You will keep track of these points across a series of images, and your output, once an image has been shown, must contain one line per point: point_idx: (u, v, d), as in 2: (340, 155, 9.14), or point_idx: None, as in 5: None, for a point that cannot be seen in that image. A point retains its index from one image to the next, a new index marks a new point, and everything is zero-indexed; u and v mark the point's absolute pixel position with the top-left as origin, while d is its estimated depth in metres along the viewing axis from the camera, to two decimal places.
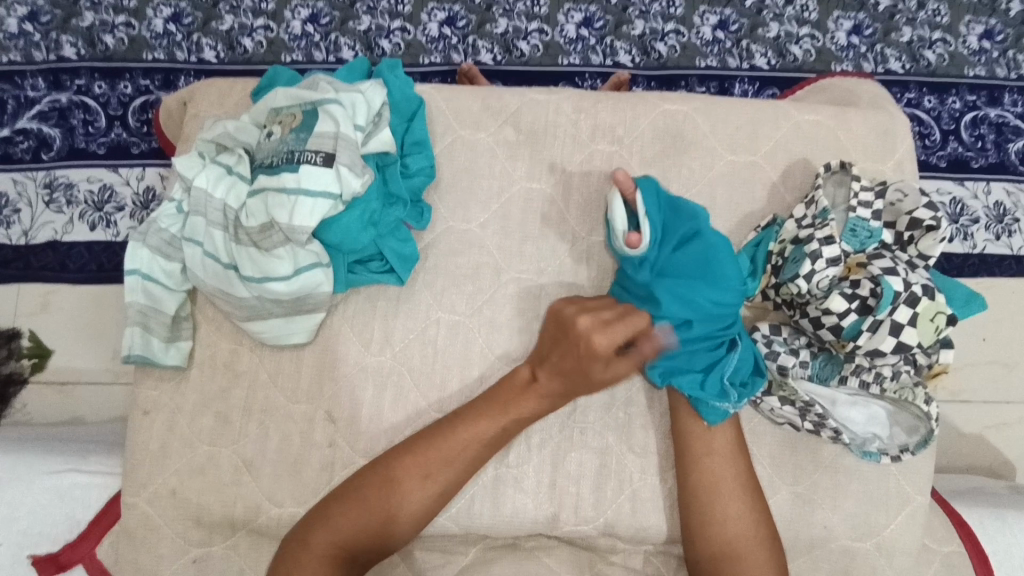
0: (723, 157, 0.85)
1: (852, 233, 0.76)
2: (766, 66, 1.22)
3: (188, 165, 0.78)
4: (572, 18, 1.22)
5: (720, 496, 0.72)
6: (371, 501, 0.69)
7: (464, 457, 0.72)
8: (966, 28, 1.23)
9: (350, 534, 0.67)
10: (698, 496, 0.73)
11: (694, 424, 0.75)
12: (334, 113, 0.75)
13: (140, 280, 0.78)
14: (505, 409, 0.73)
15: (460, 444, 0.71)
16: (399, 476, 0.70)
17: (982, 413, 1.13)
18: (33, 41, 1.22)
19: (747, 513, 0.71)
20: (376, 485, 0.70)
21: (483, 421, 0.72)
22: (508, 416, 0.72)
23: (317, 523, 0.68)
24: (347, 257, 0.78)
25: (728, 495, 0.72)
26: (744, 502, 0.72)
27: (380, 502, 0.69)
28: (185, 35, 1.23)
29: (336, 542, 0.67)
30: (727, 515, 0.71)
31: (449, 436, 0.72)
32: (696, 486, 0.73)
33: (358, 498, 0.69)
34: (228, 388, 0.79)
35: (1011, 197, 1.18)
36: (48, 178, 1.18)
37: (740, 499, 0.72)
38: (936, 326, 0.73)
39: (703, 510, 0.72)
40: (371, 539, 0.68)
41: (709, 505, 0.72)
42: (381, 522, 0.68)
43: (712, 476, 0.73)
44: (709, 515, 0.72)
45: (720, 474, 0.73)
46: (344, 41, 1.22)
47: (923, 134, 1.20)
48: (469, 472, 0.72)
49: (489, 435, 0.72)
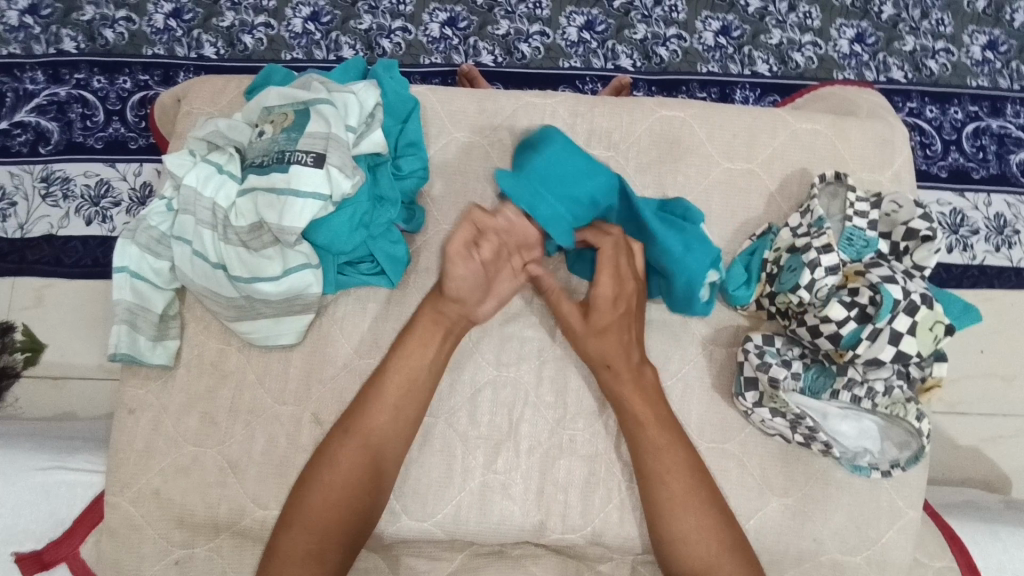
0: (720, 165, 0.84)
1: (848, 242, 0.76)
2: (767, 73, 1.21)
3: (179, 163, 0.77)
4: (574, 21, 1.22)
5: (669, 515, 0.72)
6: (330, 484, 0.70)
7: (393, 407, 0.73)
8: (969, 38, 1.23)
9: (318, 523, 0.69)
10: (655, 515, 0.73)
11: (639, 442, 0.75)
12: (326, 113, 0.74)
13: (129, 278, 0.77)
14: (394, 361, 0.75)
15: (387, 395, 0.73)
16: (343, 453, 0.71)
17: (978, 425, 1.12)
18: (33, 35, 1.22)
19: (698, 530, 0.71)
20: (327, 467, 0.71)
21: (400, 368, 0.74)
22: (396, 372, 0.74)
23: (286, 521, 0.70)
24: (336, 259, 0.78)
25: (678, 514, 0.72)
26: (693, 519, 0.71)
27: (335, 483, 0.70)
28: (186, 31, 1.22)
29: (311, 535, 0.68)
30: (680, 533, 0.71)
31: (378, 396, 0.73)
32: (650, 506, 0.73)
33: (317, 487, 0.70)
34: (215, 388, 0.78)
35: (1010, 209, 1.17)
36: (45, 172, 1.18)
37: (686, 516, 0.71)
38: (935, 336, 0.72)
39: (657, 529, 0.72)
40: (343, 527, 0.69)
41: (662, 522, 0.72)
42: (347, 501, 0.70)
43: (667, 492, 0.72)
44: (671, 533, 0.71)
45: (666, 492, 0.72)
46: (344, 40, 1.22)
47: (924, 144, 1.19)
48: (410, 419, 0.74)
49: (415, 368, 0.75)
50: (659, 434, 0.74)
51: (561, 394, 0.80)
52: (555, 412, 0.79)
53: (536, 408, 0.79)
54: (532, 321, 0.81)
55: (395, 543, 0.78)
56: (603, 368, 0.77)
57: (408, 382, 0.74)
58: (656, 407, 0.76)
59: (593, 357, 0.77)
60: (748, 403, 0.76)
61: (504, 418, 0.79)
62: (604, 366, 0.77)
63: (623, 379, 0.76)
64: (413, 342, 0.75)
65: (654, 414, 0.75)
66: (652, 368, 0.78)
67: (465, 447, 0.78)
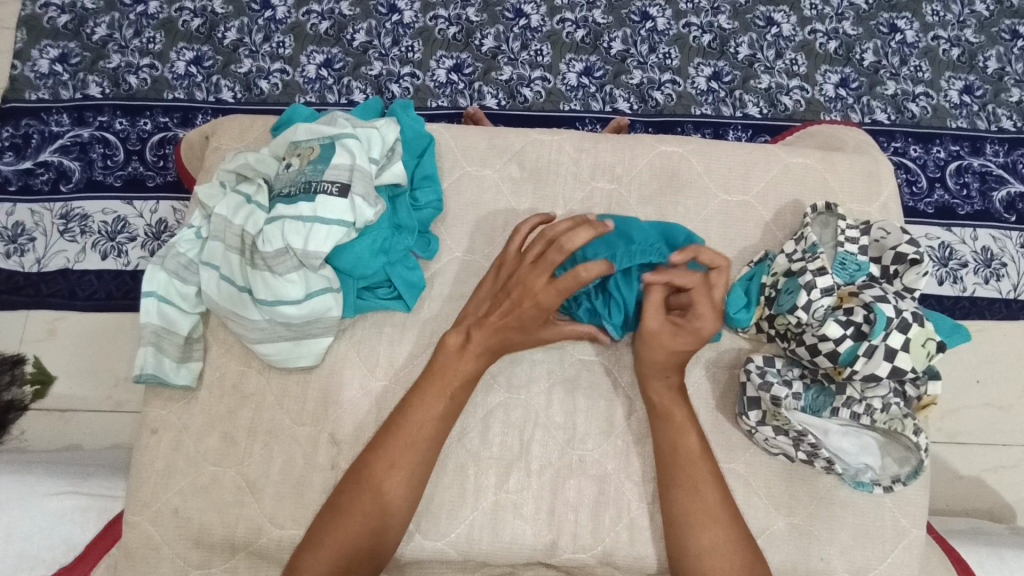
0: (717, 197, 0.89)
1: (841, 266, 0.81)
2: (757, 115, 1.28)
3: (210, 194, 0.83)
4: (574, 68, 1.30)
5: (696, 526, 0.73)
6: (360, 514, 0.71)
7: (426, 440, 0.74)
8: (947, 83, 1.31)
9: (342, 552, 0.69)
10: (676, 526, 0.74)
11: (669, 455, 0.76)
12: (351, 147, 0.79)
13: (156, 302, 0.80)
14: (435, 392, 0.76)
15: (420, 431, 0.74)
16: (373, 487, 0.72)
17: (978, 454, 1.14)
18: (61, 81, 1.28)
19: (724, 544, 0.72)
20: (357, 494, 0.72)
21: (432, 401, 0.76)
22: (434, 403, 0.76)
23: (311, 545, 0.70)
24: (356, 283, 0.81)
25: (704, 527, 0.73)
26: (720, 533, 0.73)
27: (364, 509, 0.71)
28: (205, 76, 1.29)
29: (333, 562, 0.69)
30: (704, 548, 0.72)
31: (412, 430, 0.74)
32: (675, 514, 0.74)
33: (341, 516, 0.71)
34: (235, 409, 0.80)
35: (996, 243, 1.23)
36: (65, 210, 1.22)
37: (712, 529, 0.73)
38: (928, 352, 0.76)
39: (678, 541, 0.74)
40: (368, 551, 0.70)
41: (685, 534, 0.73)
42: (358, 529, 0.70)
43: (685, 506, 0.74)
44: (683, 546, 0.73)
45: (693, 504, 0.74)
46: (356, 84, 1.29)
47: (910, 181, 1.25)
48: (433, 451, 0.75)
49: (449, 403, 0.76)
50: (692, 449, 0.76)
51: (571, 415, 0.82)
52: (565, 433, 0.81)
53: (546, 429, 0.81)
54: (541, 345, 0.85)
55: (408, 565, 0.79)
56: (659, 378, 0.78)
57: (435, 417, 0.75)
58: (690, 418, 0.78)
59: (652, 366, 0.78)
60: (752, 422, 0.79)
61: (515, 439, 0.81)
62: (661, 376, 0.78)
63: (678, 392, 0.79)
64: (447, 376, 0.77)
65: (693, 427, 0.77)
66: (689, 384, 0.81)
67: (478, 467, 0.80)
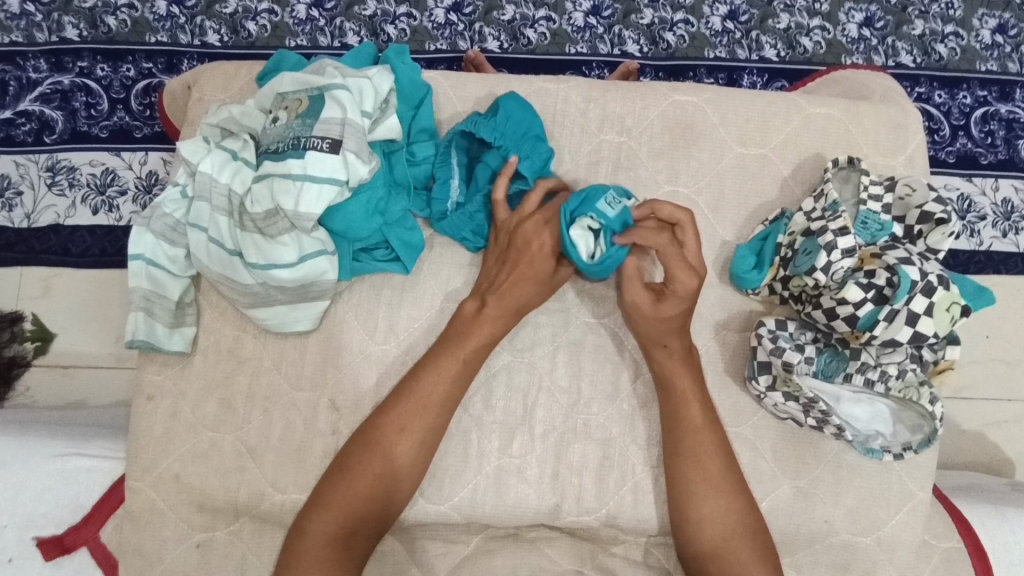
0: (733, 150, 0.84)
1: (863, 225, 0.77)
2: (775, 58, 1.20)
3: (193, 150, 0.77)
4: (580, 6, 1.21)
5: (695, 497, 0.72)
6: (354, 482, 0.70)
7: (437, 406, 0.73)
8: (979, 22, 1.22)
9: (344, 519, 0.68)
10: (679, 496, 0.73)
11: (670, 424, 0.75)
12: (341, 98, 0.74)
13: (144, 265, 0.77)
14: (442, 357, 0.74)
15: (429, 397, 0.72)
16: (370, 450, 0.71)
17: (983, 410, 1.13)
18: (35, 22, 1.21)
19: (723, 513, 0.72)
20: (356, 465, 0.70)
21: (445, 367, 0.74)
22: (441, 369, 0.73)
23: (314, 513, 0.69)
24: (351, 245, 0.78)
25: (703, 495, 0.72)
26: (719, 502, 0.72)
27: (362, 482, 0.70)
28: (189, 18, 1.21)
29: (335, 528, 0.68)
30: (704, 515, 0.72)
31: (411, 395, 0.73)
32: (675, 483, 0.74)
33: (341, 482, 0.70)
34: (232, 375, 0.78)
35: (1018, 194, 1.17)
36: (51, 161, 1.17)
37: (715, 498, 0.72)
38: (952, 316, 0.73)
39: (679, 509, 0.73)
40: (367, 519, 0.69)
41: (688, 503, 0.72)
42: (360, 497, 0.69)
43: (681, 474, 0.73)
44: (681, 515, 0.73)
45: (692, 473, 0.73)
46: (349, 26, 1.21)
47: (933, 129, 1.19)
48: (444, 417, 0.73)
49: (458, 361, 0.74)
50: (689, 417, 0.74)
51: (576, 379, 0.80)
52: (569, 397, 0.80)
53: (550, 393, 0.80)
54: (546, 307, 0.82)
55: (411, 527, 0.80)
56: (659, 348, 0.75)
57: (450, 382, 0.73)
58: (697, 388, 0.76)
59: (652, 335, 0.75)
60: (762, 387, 0.77)
61: (518, 404, 0.79)
62: (660, 346, 0.75)
63: (683, 364, 0.76)
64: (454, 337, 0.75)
65: (697, 396, 0.75)
66: (697, 353, 0.79)
67: (480, 431, 0.79)
